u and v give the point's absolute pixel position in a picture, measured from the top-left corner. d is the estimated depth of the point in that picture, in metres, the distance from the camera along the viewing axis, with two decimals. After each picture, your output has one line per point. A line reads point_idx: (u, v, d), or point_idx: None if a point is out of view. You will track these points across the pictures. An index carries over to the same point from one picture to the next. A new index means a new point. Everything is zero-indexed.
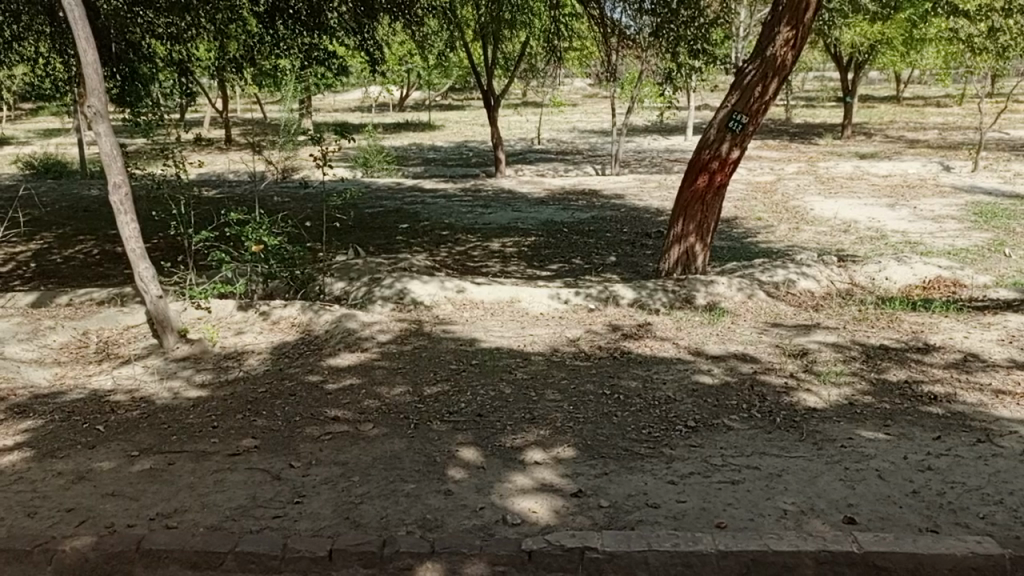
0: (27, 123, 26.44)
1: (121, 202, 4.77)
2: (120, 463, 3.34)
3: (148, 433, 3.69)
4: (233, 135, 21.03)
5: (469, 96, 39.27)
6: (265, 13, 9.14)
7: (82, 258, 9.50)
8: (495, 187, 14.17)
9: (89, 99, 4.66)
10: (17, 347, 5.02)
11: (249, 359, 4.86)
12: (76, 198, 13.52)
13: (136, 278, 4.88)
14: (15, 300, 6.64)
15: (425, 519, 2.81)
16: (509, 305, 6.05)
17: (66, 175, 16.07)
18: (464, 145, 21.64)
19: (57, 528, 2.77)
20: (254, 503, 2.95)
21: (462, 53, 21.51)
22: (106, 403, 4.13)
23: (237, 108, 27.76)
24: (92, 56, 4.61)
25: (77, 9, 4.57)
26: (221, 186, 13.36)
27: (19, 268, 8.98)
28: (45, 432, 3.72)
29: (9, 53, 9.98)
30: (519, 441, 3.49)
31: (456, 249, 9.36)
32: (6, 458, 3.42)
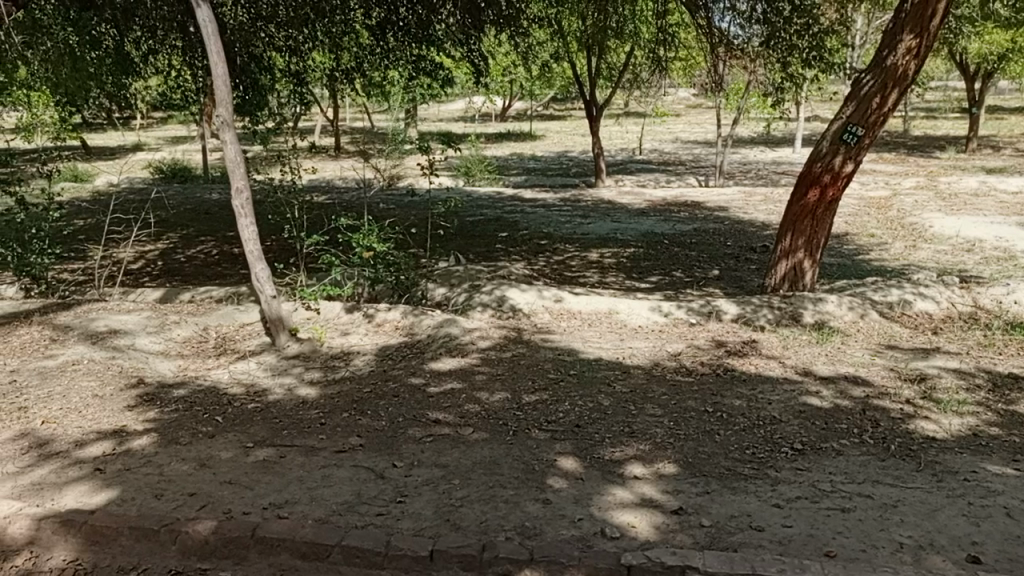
0: (157, 130, 28.42)
1: (242, 206, 5.05)
2: (237, 453, 3.53)
3: (262, 427, 3.88)
4: (342, 143, 21.89)
5: (570, 106, 39.42)
6: (376, 26, 9.55)
7: (203, 258, 10.11)
8: (595, 197, 14.14)
9: (218, 109, 4.98)
10: (147, 340, 5.41)
11: (356, 359, 5.04)
12: (199, 201, 14.39)
13: (253, 278, 5.15)
14: (143, 296, 7.13)
15: (524, 526, 2.83)
16: (607, 316, 6.03)
17: (190, 179, 17.13)
18: (564, 155, 21.72)
19: (181, 510, 2.95)
20: (358, 500, 3.05)
21: (565, 62, 21.60)
22: (223, 396, 4.38)
23: (346, 117, 28.85)
24: (222, 69, 4.93)
25: (210, 25, 4.92)
26: (331, 192, 13.93)
27: (148, 265, 9.65)
28: (170, 419, 3.98)
29: (145, 66, 10.77)
30: (618, 455, 3.46)
31: (554, 259, 9.39)
32: (138, 441, 3.67)
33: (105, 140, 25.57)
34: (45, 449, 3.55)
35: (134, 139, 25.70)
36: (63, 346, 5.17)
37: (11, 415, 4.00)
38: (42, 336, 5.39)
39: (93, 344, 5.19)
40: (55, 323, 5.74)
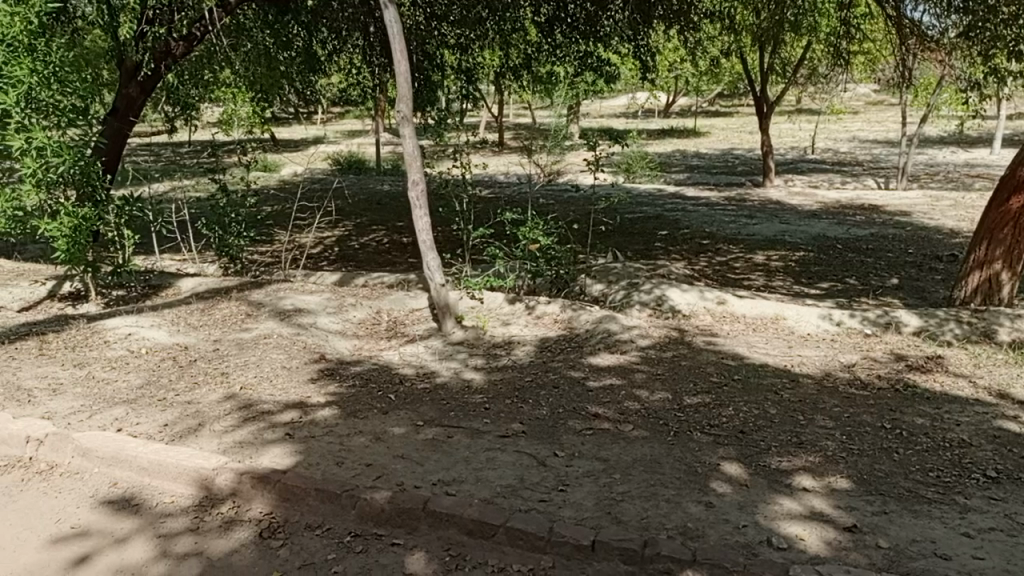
0: (337, 125, 30.50)
1: (418, 197, 5.33)
2: (408, 430, 3.75)
3: (430, 407, 4.09)
4: (506, 139, 22.42)
5: (738, 102, 38.05)
6: (545, 23, 9.69)
7: (375, 245, 10.75)
8: (761, 197, 13.59)
9: (399, 105, 5.27)
10: (327, 319, 5.85)
11: (517, 349, 5.18)
12: (373, 192, 15.29)
13: (424, 267, 5.42)
14: (323, 278, 7.69)
15: (686, 527, 2.81)
16: (773, 321, 5.80)
17: (365, 171, 18.24)
18: (730, 153, 21.04)
19: (359, 478, 3.18)
20: (521, 485, 3.15)
21: (734, 57, 20.88)
22: (395, 376, 4.65)
23: (510, 113, 29.50)
24: (404, 67, 5.21)
25: (395, 26, 5.21)
26: (494, 186, 14.33)
27: (326, 250, 10.41)
28: (349, 393, 4.29)
29: (330, 64, 11.59)
30: (785, 465, 3.34)
31: (716, 260, 9.15)
32: (322, 412, 3.99)
33: (291, 133, 27.77)
34: (243, 412, 3.94)
35: (316, 133, 27.74)
36: (256, 321, 5.70)
37: (214, 380, 4.46)
38: (239, 311, 5.97)
39: (282, 320, 5.69)
40: (250, 299, 6.34)
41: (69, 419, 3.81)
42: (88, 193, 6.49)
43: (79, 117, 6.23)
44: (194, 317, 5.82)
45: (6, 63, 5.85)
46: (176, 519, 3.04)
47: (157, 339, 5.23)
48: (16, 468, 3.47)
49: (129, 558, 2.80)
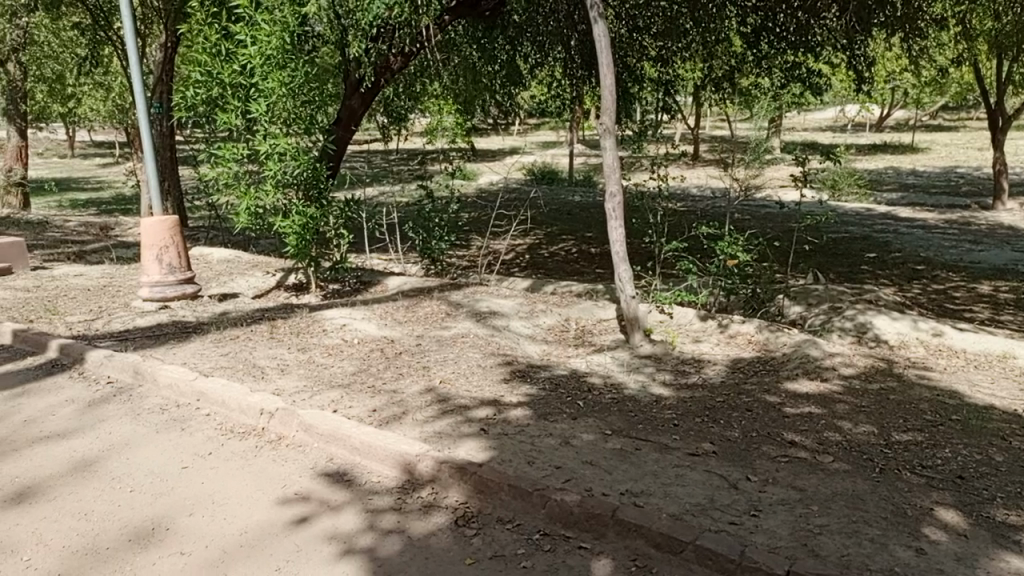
0: (532, 136, 31.49)
1: (614, 208, 5.38)
2: (597, 438, 3.81)
3: (618, 417, 4.12)
4: (701, 152, 21.96)
5: (965, 116, 34.53)
6: (751, 32, 9.42)
7: (565, 254, 10.97)
8: (991, 221, 12.25)
9: (602, 117, 5.36)
10: (520, 323, 6.07)
11: (707, 368, 5.07)
12: (565, 202, 15.60)
13: (616, 279, 5.45)
14: (515, 284, 7.98)
15: (893, 571, 2.62)
16: (999, 360, 5.25)
17: (558, 181, 18.65)
18: (953, 171, 19.16)
19: (549, 479, 3.27)
20: (711, 505, 3.09)
21: (965, 67, 18.98)
22: (584, 383, 4.74)
23: (706, 125, 28.88)
24: (610, 80, 5.30)
25: (604, 39, 5.31)
26: (687, 200, 14.10)
27: (518, 257, 10.79)
28: (540, 396, 4.43)
29: (532, 77, 12.02)
30: (1013, 519, 3.02)
31: (933, 287, 8.40)
32: (514, 411, 4.15)
33: (488, 144, 29.05)
34: (442, 405, 4.20)
35: (512, 143, 28.79)
36: (454, 320, 6.03)
37: (417, 372, 4.79)
38: (440, 309, 6.36)
39: (478, 321, 5.99)
40: (450, 299, 6.73)
41: (296, 396, 4.26)
42: (316, 195, 7.15)
43: (314, 125, 6.99)
44: (399, 313, 6.26)
45: (261, 76, 6.69)
46: (382, 497, 3.30)
47: (368, 330, 5.71)
48: (252, 436, 3.93)
49: (342, 527, 3.08)
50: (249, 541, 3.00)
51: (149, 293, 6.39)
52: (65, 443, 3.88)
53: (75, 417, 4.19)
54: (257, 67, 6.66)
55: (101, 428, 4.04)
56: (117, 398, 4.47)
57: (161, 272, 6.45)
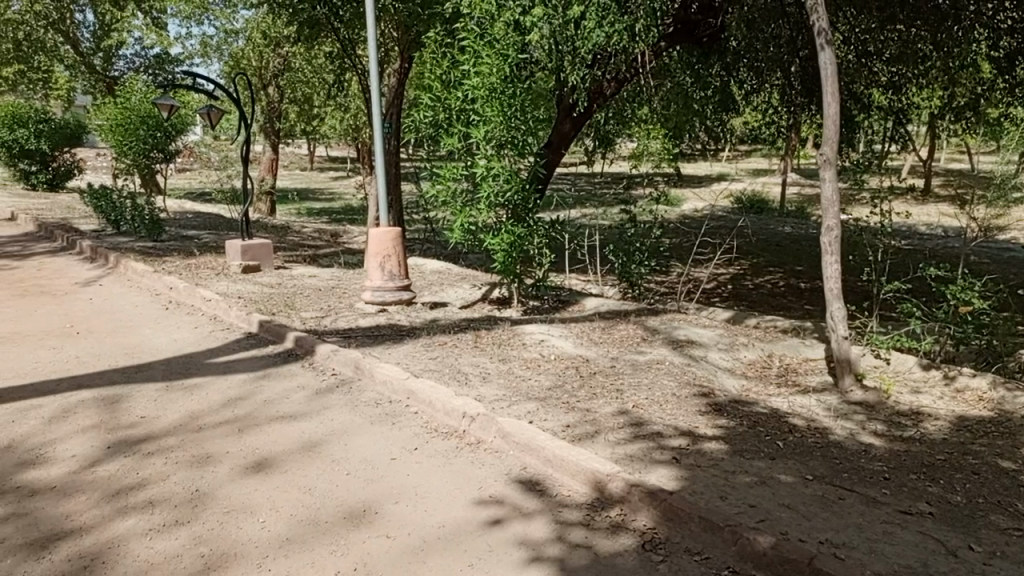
0: (742, 164, 30.49)
1: (830, 243, 5.08)
2: (797, 481, 3.63)
3: (821, 463, 3.90)
4: (933, 187, 20.07)
5: None
6: (1003, 58, 8.54)
7: (770, 287, 10.53)
8: None
9: (823, 147, 5.10)
10: (718, 355, 5.94)
11: (928, 422, 4.65)
12: (773, 233, 14.95)
13: (828, 317, 5.15)
14: (715, 314, 7.80)
15: None
16: None
17: (767, 212, 17.92)
18: None
19: (743, 516, 3.18)
20: (924, 569, 2.84)
21: None
22: (785, 423, 4.53)
23: (942, 158, 26.32)
24: (834, 109, 5.06)
25: (830, 67, 5.08)
26: (913, 238, 12.97)
27: (720, 287, 10.51)
28: (737, 431, 4.30)
29: (746, 104, 11.71)
30: None
31: None
32: (708, 443, 4.07)
33: (695, 171, 28.56)
34: (635, 429, 4.22)
35: (720, 171, 28.05)
36: (650, 346, 6.02)
37: (612, 393, 4.84)
38: (636, 334, 6.38)
39: (675, 349, 5.93)
40: (647, 324, 6.72)
41: (495, 403, 4.47)
42: (524, 214, 7.45)
43: (527, 148, 7.28)
44: (596, 333, 6.36)
45: (482, 102, 7.11)
46: (572, 511, 3.39)
47: (565, 347, 5.87)
48: (453, 437, 4.19)
49: (533, 534, 3.20)
50: (446, 535, 3.20)
51: (371, 296, 7.03)
52: (296, 424, 4.37)
53: (306, 402, 4.70)
54: (479, 94, 7.09)
55: (326, 414, 4.51)
56: (340, 388, 4.95)
57: (383, 278, 7.06)
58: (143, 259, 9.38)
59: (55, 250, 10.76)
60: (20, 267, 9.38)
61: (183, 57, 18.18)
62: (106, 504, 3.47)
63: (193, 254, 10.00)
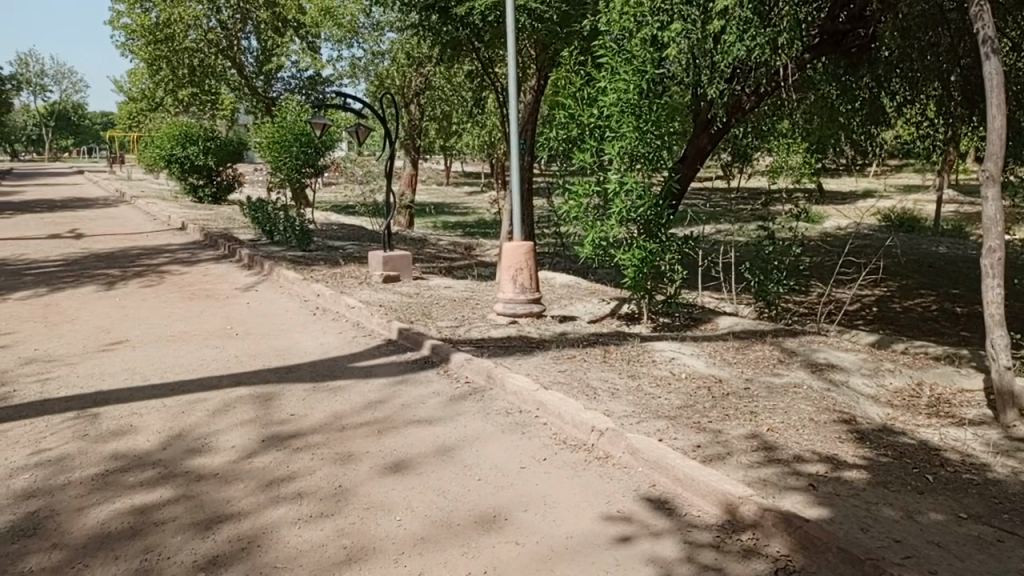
0: (891, 179, 28.73)
1: (992, 266, 4.69)
2: (949, 519, 3.40)
3: (978, 502, 3.64)
4: None
5: None
6: None
7: (921, 311, 9.87)
8: None
9: (985, 164, 4.76)
10: (861, 380, 5.65)
11: None
12: (925, 253, 13.99)
13: (988, 345, 4.78)
14: (858, 337, 7.41)
15: None
16: None
17: (919, 231, 16.78)
18: None
19: (886, 551, 3.02)
20: None
21: None
22: (936, 456, 4.25)
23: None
24: (999, 123, 4.72)
25: (997, 77, 4.73)
26: None
27: (864, 308, 9.96)
28: (881, 462, 4.08)
29: (898, 117, 11.06)
30: None
31: None
32: (849, 472, 3.89)
33: (838, 187, 27.21)
34: (769, 453, 4.09)
35: (866, 187, 26.56)
36: (787, 368, 5.81)
37: (745, 416, 4.71)
38: (772, 355, 6.18)
39: (813, 372, 5.70)
40: (784, 346, 6.50)
41: (624, 419, 4.48)
42: (656, 230, 7.40)
43: (661, 163, 7.24)
44: (729, 353, 6.21)
45: (617, 118, 7.14)
46: (702, 531, 3.34)
47: (696, 366, 5.78)
48: (582, 450, 4.23)
49: (661, 552, 3.19)
50: (574, 546, 3.25)
51: (502, 308, 7.19)
52: (431, 429, 4.55)
53: (440, 408, 4.89)
54: (614, 110, 7.11)
55: (459, 420, 4.67)
56: (473, 396, 5.11)
57: (514, 291, 7.21)
58: (294, 267, 10.06)
59: (219, 257, 11.74)
60: (189, 272, 10.30)
61: (334, 78, 19.36)
62: (261, 492, 3.77)
63: (338, 263, 10.61)
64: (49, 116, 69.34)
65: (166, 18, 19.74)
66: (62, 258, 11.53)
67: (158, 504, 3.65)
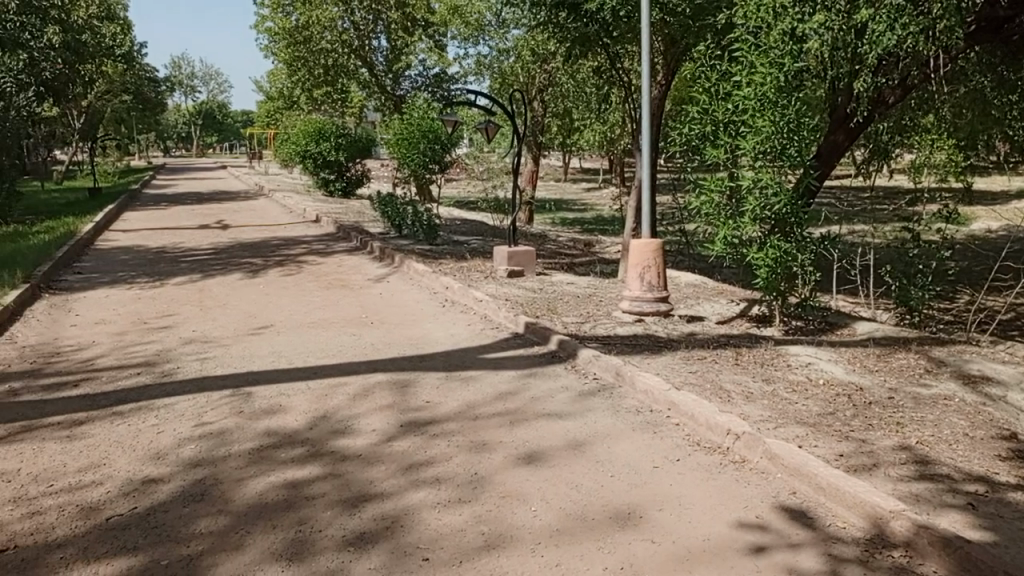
0: None
1: None
2: None
3: None
4: None
5: None
6: None
7: None
8: None
9: None
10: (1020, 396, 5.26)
11: None
12: None
13: None
14: (1015, 349, 6.89)
15: None
16: None
17: None
18: None
19: None
20: None
21: None
22: None
23: None
24: None
25: None
26: None
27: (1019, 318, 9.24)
28: None
29: None
30: None
31: None
32: (1012, 494, 3.63)
33: (987, 186, 25.30)
34: (921, 467, 3.87)
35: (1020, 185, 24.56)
36: (935, 379, 5.48)
37: (891, 427, 4.48)
38: (918, 364, 5.84)
39: (966, 385, 5.35)
40: (932, 355, 6.13)
41: (761, 424, 4.36)
42: (792, 229, 7.12)
43: (800, 160, 6.95)
44: (870, 360, 5.92)
45: (754, 113, 6.90)
46: (847, 545, 3.21)
47: (834, 372, 5.55)
48: (716, 452, 4.16)
49: (803, 563, 3.09)
50: (711, 549, 3.20)
51: (630, 306, 7.15)
52: (561, 423, 4.60)
53: (570, 403, 4.93)
54: (751, 105, 6.89)
55: (589, 416, 4.70)
56: (602, 393, 5.13)
57: (642, 289, 7.16)
58: (422, 260, 10.38)
59: (352, 249, 12.30)
60: (325, 263, 10.85)
61: (460, 76, 19.77)
62: (401, 474, 3.94)
63: (464, 257, 10.88)
64: (197, 114, 74.63)
65: (305, 20, 20.78)
66: (211, 247, 12.42)
67: (309, 480, 3.89)
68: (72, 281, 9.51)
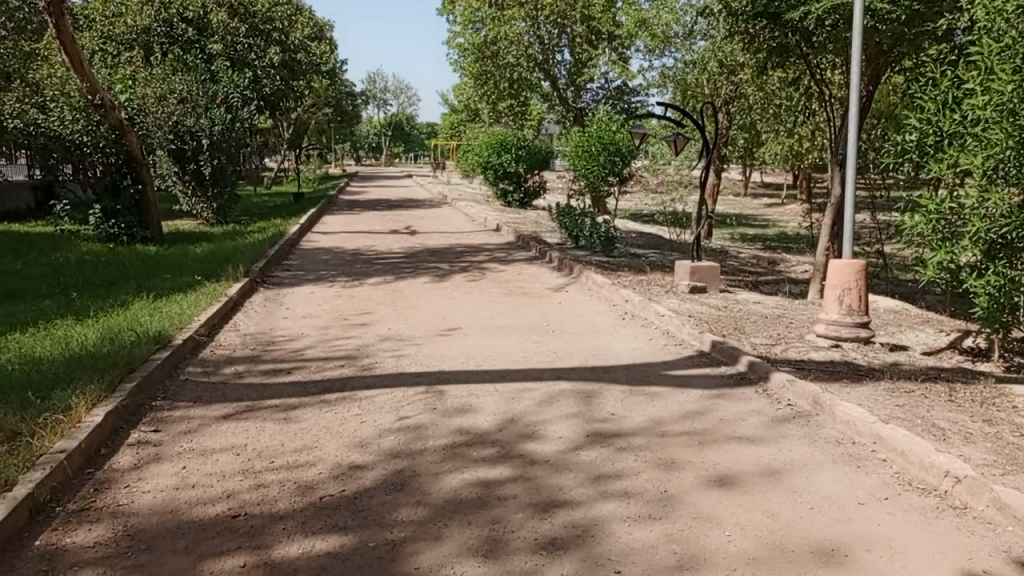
0: None
1: None
2: None
3: None
4: None
5: None
6: None
7: None
8: None
9: None
10: None
11: None
12: None
13: None
14: None
15: None
16: None
17: None
18: None
19: None
20: None
21: None
22: None
23: None
24: None
25: None
26: None
27: None
28: None
29: None
30: None
31: None
32: None
33: None
34: None
35: None
36: None
37: None
38: None
39: None
40: None
41: (986, 468, 3.95)
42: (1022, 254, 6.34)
43: None
44: None
45: (987, 124, 6.18)
46: None
47: None
48: (932, 495, 3.82)
49: None
50: None
51: (825, 329, 6.75)
52: (755, 448, 4.43)
53: (763, 428, 4.73)
54: (983, 114, 6.17)
55: (784, 444, 4.48)
56: (797, 420, 4.87)
57: (840, 312, 6.73)
58: (602, 272, 10.41)
59: (531, 258, 12.57)
60: (506, 271, 11.17)
61: (644, 87, 19.63)
62: (590, 484, 3.96)
63: (644, 271, 10.79)
64: (387, 126, 79.67)
65: (494, 36, 21.45)
66: (402, 251, 13.20)
67: (500, 481, 4.01)
68: (283, 277, 10.47)
